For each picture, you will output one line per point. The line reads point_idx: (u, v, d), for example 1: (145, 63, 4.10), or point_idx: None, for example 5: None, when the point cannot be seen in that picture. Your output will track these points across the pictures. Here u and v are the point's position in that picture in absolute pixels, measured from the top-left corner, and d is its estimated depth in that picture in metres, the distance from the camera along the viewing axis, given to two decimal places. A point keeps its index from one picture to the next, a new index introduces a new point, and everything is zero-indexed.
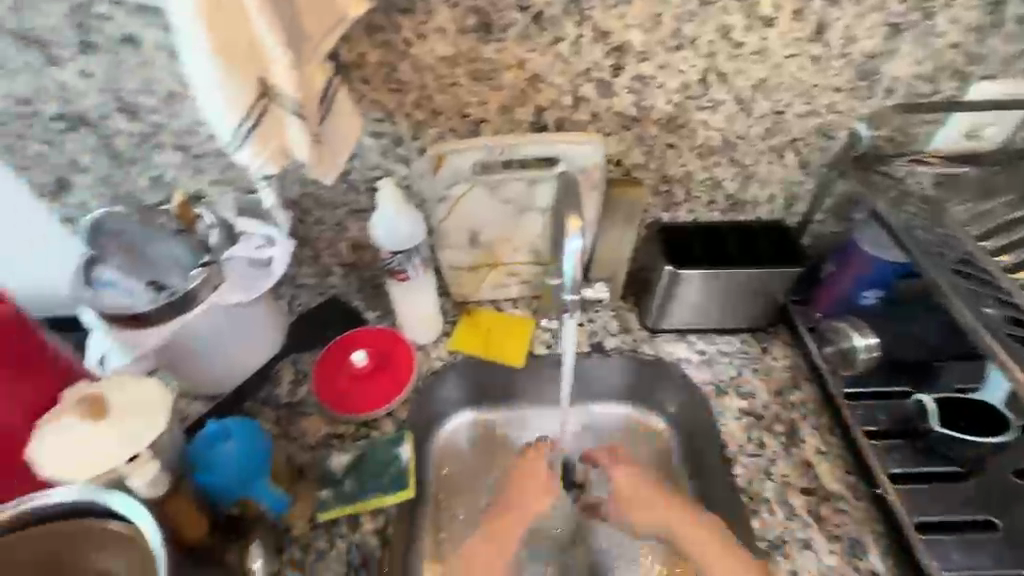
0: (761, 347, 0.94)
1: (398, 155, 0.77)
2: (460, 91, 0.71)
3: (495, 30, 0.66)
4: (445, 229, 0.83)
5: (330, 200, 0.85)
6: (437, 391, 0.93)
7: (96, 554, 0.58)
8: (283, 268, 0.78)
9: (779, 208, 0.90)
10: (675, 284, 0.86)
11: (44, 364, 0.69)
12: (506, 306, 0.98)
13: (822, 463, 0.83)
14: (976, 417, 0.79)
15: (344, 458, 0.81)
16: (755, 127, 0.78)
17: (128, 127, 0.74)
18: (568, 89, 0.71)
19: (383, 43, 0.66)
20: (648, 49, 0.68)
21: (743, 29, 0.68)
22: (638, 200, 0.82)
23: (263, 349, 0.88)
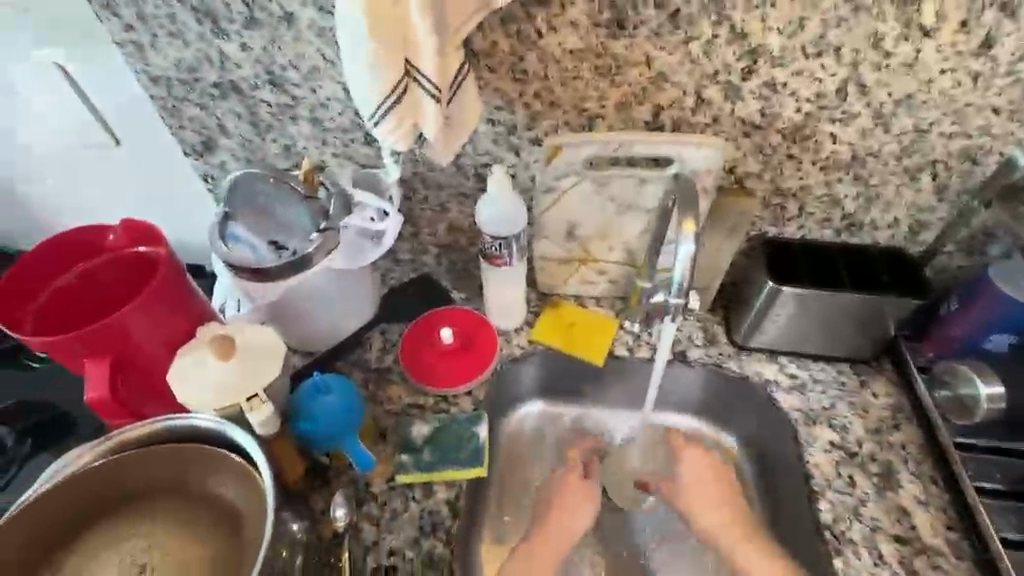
0: (860, 381, 0.88)
1: (509, 144, 0.79)
2: (581, 84, 0.71)
3: (627, 25, 0.66)
4: (544, 220, 0.84)
5: (437, 181, 0.89)
6: (514, 380, 0.95)
7: (217, 481, 0.64)
8: (394, 239, 0.84)
9: (901, 235, 0.83)
10: (776, 303, 0.82)
11: (182, 304, 0.69)
12: (589, 303, 0.97)
13: (920, 514, 0.77)
14: None
15: (424, 429, 0.84)
16: (890, 145, 0.73)
17: (272, 98, 0.81)
18: (692, 90, 0.70)
19: (514, 33, 0.68)
20: (785, 54, 0.66)
21: (896, 39, 0.63)
22: (748, 211, 0.79)
23: (358, 314, 0.94)
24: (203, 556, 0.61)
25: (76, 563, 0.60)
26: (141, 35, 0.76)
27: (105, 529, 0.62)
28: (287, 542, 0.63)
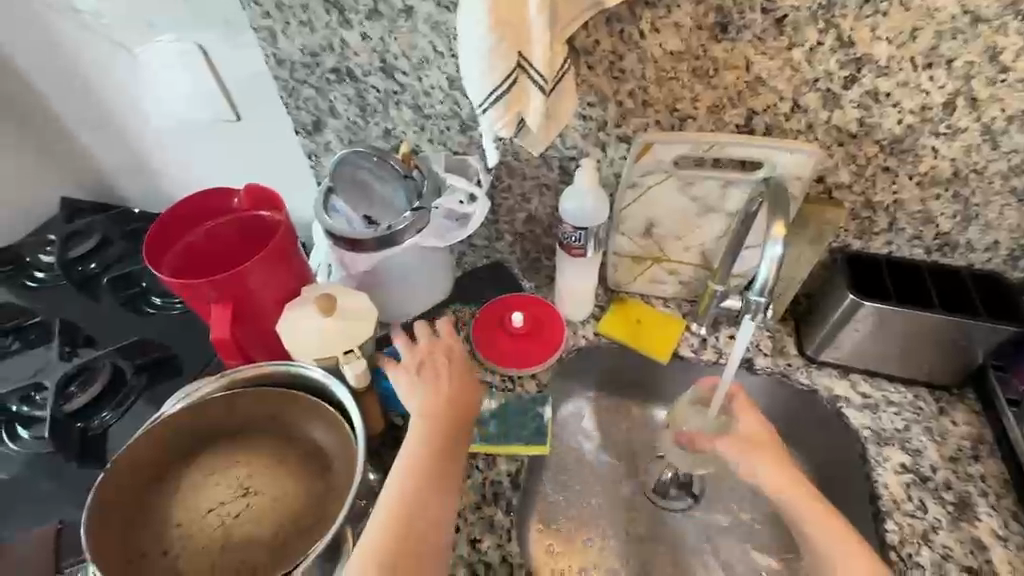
0: (939, 407, 0.85)
1: (598, 139, 0.82)
2: (676, 85, 0.73)
3: (730, 28, 0.67)
4: (623, 216, 0.87)
5: (523, 172, 0.94)
6: (578, 369, 0.98)
7: (310, 426, 0.71)
8: (479, 224, 0.89)
9: (999, 259, 0.80)
10: (855, 316, 0.81)
11: (292, 264, 0.76)
12: (657, 302, 0.99)
13: (997, 549, 0.73)
14: None
15: (490, 404, 0.89)
16: (997, 163, 0.70)
17: (381, 84, 0.88)
18: (789, 96, 0.71)
19: (617, 33, 0.71)
20: (892, 65, 0.65)
21: (1016, 53, 0.62)
22: (833, 221, 0.78)
23: (433, 292, 1.00)
24: (295, 491, 0.67)
25: (188, 485, 0.68)
26: (275, 21, 0.85)
27: (212, 460, 0.69)
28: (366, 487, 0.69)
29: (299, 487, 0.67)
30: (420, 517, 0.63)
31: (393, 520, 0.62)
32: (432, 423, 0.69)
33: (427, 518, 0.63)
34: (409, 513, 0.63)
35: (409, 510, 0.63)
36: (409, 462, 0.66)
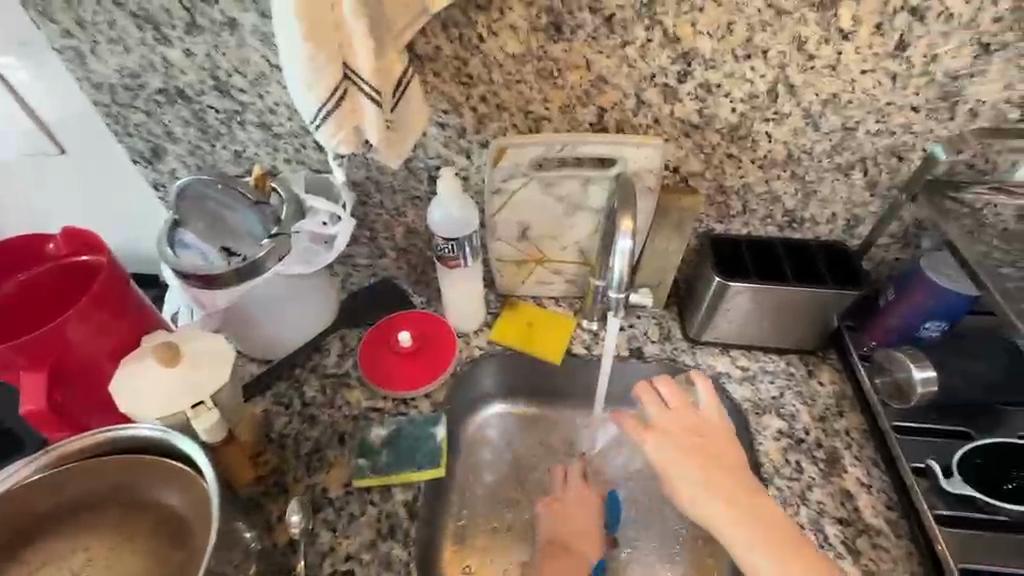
0: (807, 370, 0.91)
1: (460, 147, 0.80)
2: (524, 87, 0.73)
3: (564, 29, 0.67)
4: (497, 221, 0.85)
5: (392, 185, 0.90)
6: (474, 382, 0.95)
7: (161, 491, 0.63)
8: (346, 243, 0.84)
9: (839, 229, 0.87)
10: (722, 297, 0.85)
11: (122, 311, 0.67)
12: (548, 303, 0.99)
13: (862, 497, 0.80)
14: (1001, 452, 0.77)
15: (382, 432, 0.85)
16: (822, 143, 0.76)
17: (220, 104, 0.80)
18: (631, 93, 0.72)
19: (457, 38, 0.69)
20: (717, 58, 0.68)
21: (818, 42, 0.66)
22: (691, 209, 0.81)
23: (315, 319, 0.93)
24: (142, 567, 0.60)
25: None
26: (81, 41, 0.75)
27: (45, 548, 0.61)
28: (235, 553, 0.62)
29: (152, 562, 0.60)
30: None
31: (556, 536, 0.82)
32: (707, 452, 0.72)
33: (573, 523, 0.84)
34: (562, 518, 0.84)
35: (566, 525, 0.84)
36: (586, 506, 0.86)
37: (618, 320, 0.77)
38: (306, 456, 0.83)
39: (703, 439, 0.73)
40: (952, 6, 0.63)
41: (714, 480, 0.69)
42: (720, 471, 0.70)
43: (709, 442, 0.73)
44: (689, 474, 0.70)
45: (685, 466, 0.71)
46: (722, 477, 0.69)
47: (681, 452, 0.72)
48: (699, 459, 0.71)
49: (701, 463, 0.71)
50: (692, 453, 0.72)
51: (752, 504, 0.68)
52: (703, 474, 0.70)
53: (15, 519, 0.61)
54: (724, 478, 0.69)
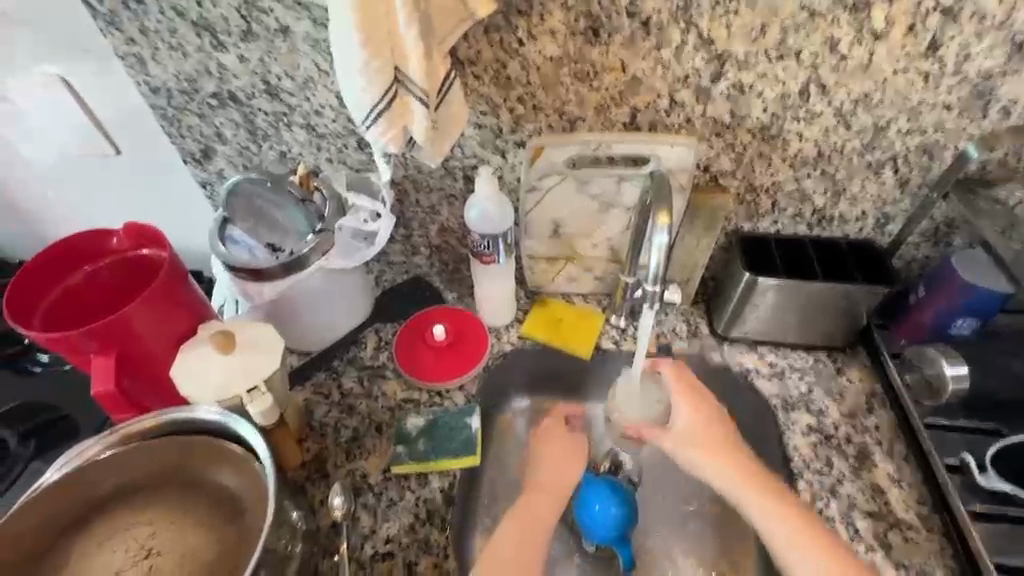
0: (836, 367, 0.92)
1: (496, 147, 0.83)
2: (561, 89, 0.76)
3: (601, 33, 0.70)
4: (530, 219, 0.88)
5: (429, 184, 0.93)
6: (506, 375, 0.98)
7: (218, 470, 0.67)
8: (386, 240, 0.87)
9: (869, 227, 0.87)
10: (751, 293, 0.86)
11: (181, 301, 0.71)
12: (577, 299, 1.01)
13: (894, 492, 0.80)
14: None
15: (419, 421, 0.88)
16: (852, 142, 0.77)
17: (268, 107, 0.85)
18: (665, 93, 0.75)
19: (497, 42, 0.72)
20: (750, 58, 0.70)
21: (851, 43, 0.68)
22: (721, 207, 0.84)
23: (353, 314, 0.97)
24: (206, 540, 0.63)
25: (84, 550, 0.62)
26: (142, 48, 0.80)
27: (110, 520, 0.64)
28: (288, 530, 0.66)
29: (209, 537, 0.63)
30: (531, 533, 0.73)
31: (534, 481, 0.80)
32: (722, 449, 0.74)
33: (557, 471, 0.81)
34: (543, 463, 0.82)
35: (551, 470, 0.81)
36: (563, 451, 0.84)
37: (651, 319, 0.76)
38: (346, 444, 0.86)
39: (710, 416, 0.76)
40: (985, 6, 0.64)
41: (721, 456, 0.73)
42: (726, 449, 0.74)
43: (712, 421, 0.76)
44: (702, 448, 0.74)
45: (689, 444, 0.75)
46: (725, 454, 0.73)
47: (687, 431, 0.75)
48: (700, 439, 0.75)
49: (706, 440, 0.74)
50: (697, 433, 0.75)
51: (757, 477, 0.72)
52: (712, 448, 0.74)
53: (83, 494, 0.65)
54: (732, 455, 0.73)
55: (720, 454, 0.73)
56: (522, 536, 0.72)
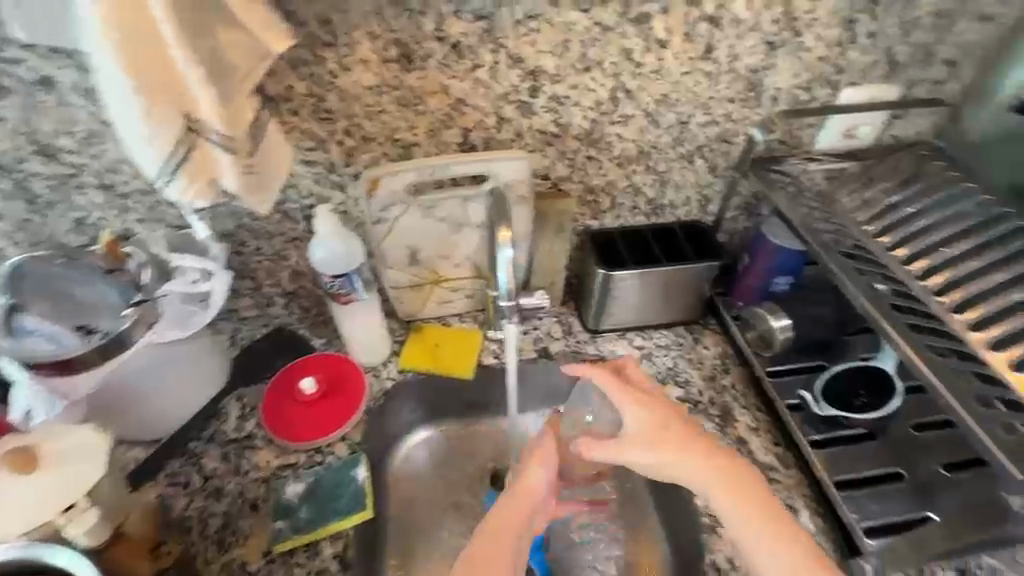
0: (693, 338, 1.02)
1: (333, 183, 0.79)
2: (387, 117, 0.74)
3: (414, 59, 0.70)
4: (384, 250, 0.85)
5: (268, 230, 0.86)
6: (392, 413, 0.94)
7: None
8: (223, 299, 0.78)
9: (695, 209, 0.98)
10: (608, 286, 0.92)
11: None
12: (453, 320, 1.00)
13: (754, 440, 0.90)
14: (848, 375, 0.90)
15: (299, 487, 0.80)
16: (664, 138, 0.85)
17: (46, 170, 0.72)
18: (490, 111, 0.76)
19: (308, 76, 0.69)
20: (561, 72, 0.74)
21: (642, 51, 0.75)
22: (567, 211, 0.87)
23: (202, 388, 0.86)
24: None
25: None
26: None
27: None
28: None
29: None
30: (500, 546, 0.62)
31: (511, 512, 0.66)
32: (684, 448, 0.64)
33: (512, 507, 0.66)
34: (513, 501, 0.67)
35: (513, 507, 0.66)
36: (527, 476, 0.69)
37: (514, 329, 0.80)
38: (216, 535, 0.76)
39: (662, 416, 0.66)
40: (738, 13, 0.74)
41: (687, 456, 0.63)
42: (689, 444, 0.64)
43: (662, 415, 0.66)
44: (663, 444, 0.64)
45: (640, 447, 0.64)
46: (689, 457, 0.63)
47: (639, 432, 0.65)
48: (656, 450, 0.64)
49: (661, 436, 0.65)
50: (650, 431, 0.65)
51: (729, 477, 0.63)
52: (674, 442, 0.64)
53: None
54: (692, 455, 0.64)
55: (681, 451, 0.63)
56: (494, 550, 0.62)
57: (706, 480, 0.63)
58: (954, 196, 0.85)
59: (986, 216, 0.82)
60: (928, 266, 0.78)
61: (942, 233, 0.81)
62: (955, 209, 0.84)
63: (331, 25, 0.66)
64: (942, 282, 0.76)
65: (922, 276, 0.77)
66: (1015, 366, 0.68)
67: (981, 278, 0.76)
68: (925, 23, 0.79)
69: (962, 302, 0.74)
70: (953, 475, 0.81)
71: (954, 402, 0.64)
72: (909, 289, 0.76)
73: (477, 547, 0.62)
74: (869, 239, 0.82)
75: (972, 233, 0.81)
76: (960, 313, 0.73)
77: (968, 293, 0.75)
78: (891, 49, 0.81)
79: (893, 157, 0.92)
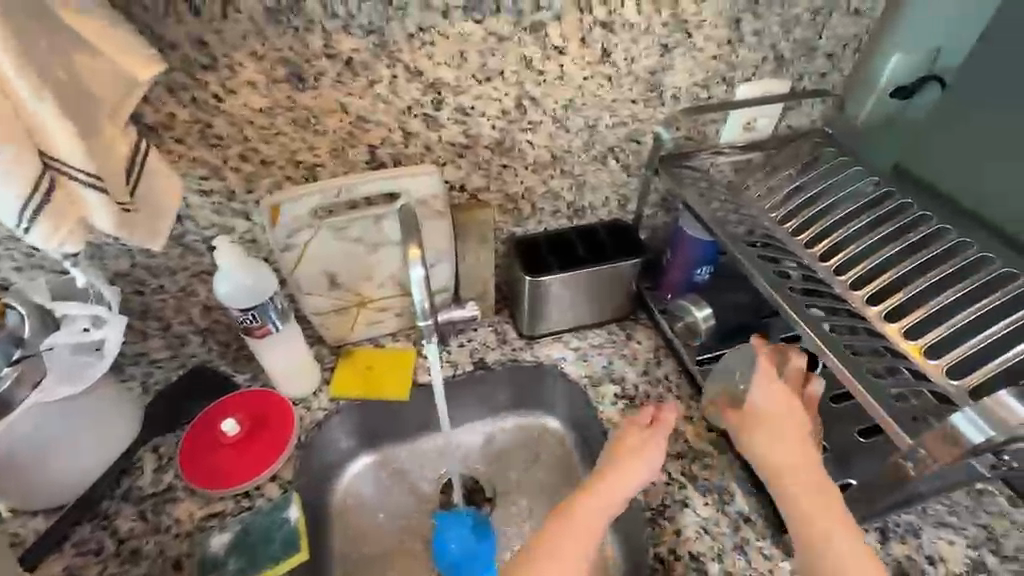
0: (626, 334, 1.04)
1: (235, 211, 0.75)
2: (285, 139, 0.71)
3: (306, 77, 0.67)
4: (299, 277, 0.82)
5: (169, 266, 0.80)
6: (330, 442, 0.91)
7: None
8: (117, 346, 0.72)
9: (615, 208, 1.00)
10: (536, 291, 0.92)
11: None
12: (385, 340, 0.98)
13: (689, 428, 0.92)
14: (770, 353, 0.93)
15: (224, 537, 0.75)
16: (576, 141, 0.86)
17: None
18: (395, 126, 0.75)
19: (190, 101, 0.65)
20: (462, 83, 0.74)
21: (541, 58, 0.75)
22: (488, 221, 0.87)
23: (115, 441, 0.78)
24: None
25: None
26: None
27: None
28: None
29: None
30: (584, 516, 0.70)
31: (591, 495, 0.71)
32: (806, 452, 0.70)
33: (613, 483, 0.73)
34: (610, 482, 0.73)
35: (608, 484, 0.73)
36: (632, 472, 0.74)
37: (434, 345, 0.79)
38: None
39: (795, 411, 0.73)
40: (629, 17, 0.76)
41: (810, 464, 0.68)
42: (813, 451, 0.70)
43: (798, 417, 0.73)
44: (801, 445, 0.70)
45: (767, 428, 0.72)
46: (816, 463, 0.68)
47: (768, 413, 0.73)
48: (813, 446, 0.71)
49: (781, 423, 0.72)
50: (780, 415, 0.72)
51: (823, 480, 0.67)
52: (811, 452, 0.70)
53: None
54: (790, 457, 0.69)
55: (809, 461, 0.69)
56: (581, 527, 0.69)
57: (795, 479, 0.68)
58: (846, 177, 0.91)
59: (875, 194, 0.88)
60: (828, 247, 0.83)
61: (839, 214, 0.86)
62: (851, 188, 0.89)
63: (208, 47, 0.62)
64: (843, 258, 0.81)
65: (824, 256, 0.82)
66: (905, 334, 0.73)
67: (876, 253, 0.81)
68: (803, 20, 0.84)
69: (859, 278, 0.79)
70: (871, 442, 0.85)
71: (847, 375, 0.68)
72: (817, 273, 0.80)
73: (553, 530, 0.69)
74: (776, 224, 0.86)
75: (867, 212, 0.87)
76: (857, 289, 0.78)
77: (866, 269, 0.80)
78: (776, 45, 0.86)
79: (793, 145, 0.96)
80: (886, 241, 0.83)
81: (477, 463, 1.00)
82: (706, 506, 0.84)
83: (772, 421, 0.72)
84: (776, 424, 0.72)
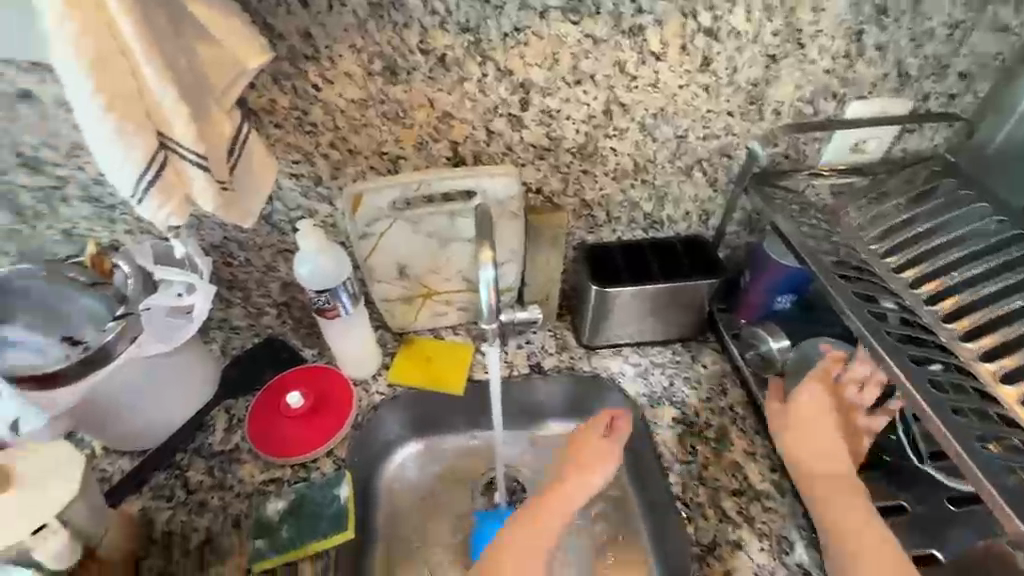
0: (691, 355, 0.99)
1: (320, 195, 0.78)
2: (373, 130, 0.72)
3: (399, 71, 0.68)
4: (372, 264, 0.84)
5: (257, 241, 0.85)
6: (383, 425, 0.93)
7: None
8: (205, 313, 0.76)
9: (696, 223, 0.95)
10: (603, 302, 0.90)
11: None
12: (446, 333, 0.99)
13: (750, 465, 0.87)
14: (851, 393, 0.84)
15: (280, 504, 0.79)
16: (662, 152, 0.83)
17: (33, 181, 0.73)
18: (479, 125, 0.74)
19: (291, 89, 0.68)
20: (551, 85, 0.72)
21: (637, 63, 0.72)
22: (560, 225, 0.85)
23: (193, 396, 0.85)
24: None
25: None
26: None
27: None
28: None
29: None
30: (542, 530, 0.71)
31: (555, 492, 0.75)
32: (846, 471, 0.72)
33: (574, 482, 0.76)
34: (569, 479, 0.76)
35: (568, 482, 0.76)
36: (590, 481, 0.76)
37: (496, 346, 0.79)
38: (198, 551, 0.76)
39: (827, 416, 0.75)
40: (737, 24, 0.71)
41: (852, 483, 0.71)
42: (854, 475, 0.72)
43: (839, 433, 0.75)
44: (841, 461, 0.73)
45: (810, 433, 0.75)
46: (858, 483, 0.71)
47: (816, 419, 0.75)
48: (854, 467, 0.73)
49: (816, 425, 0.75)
50: (823, 422, 0.75)
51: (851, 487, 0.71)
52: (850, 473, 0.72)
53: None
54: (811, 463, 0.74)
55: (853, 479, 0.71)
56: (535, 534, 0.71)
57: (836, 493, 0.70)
58: (966, 212, 0.81)
59: (1003, 237, 0.78)
60: (936, 291, 0.74)
61: (954, 254, 0.77)
62: (972, 226, 0.79)
63: (313, 38, 0.64)
64: (952, 306, 0.73)
65: (930, 300, 0.73)
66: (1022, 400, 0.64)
67: (994, 304, 0.72)
68: (938, 34, 0.75)
69: (970, 330, 0.70)
70: (966, 512, 0.75)
71: (948, 437, 0.60)
72: (919, 318, 0.72)
73: (509, 538, 0.71)
74: (876, 258, 0.78)
75: (988, 256, 0.77)
76: (967, 342, 0.69)
77: (981, 321, 0.70)
78: (901, 61, 0.78)
79: (907, 170, 0.88)
80: (1010, 288, 0.73)
81: (522, 466, 0.98)
82: (762, 552, 0.79)
83: (818, 429, 0.74)
84: (823, 432, 0.74)
